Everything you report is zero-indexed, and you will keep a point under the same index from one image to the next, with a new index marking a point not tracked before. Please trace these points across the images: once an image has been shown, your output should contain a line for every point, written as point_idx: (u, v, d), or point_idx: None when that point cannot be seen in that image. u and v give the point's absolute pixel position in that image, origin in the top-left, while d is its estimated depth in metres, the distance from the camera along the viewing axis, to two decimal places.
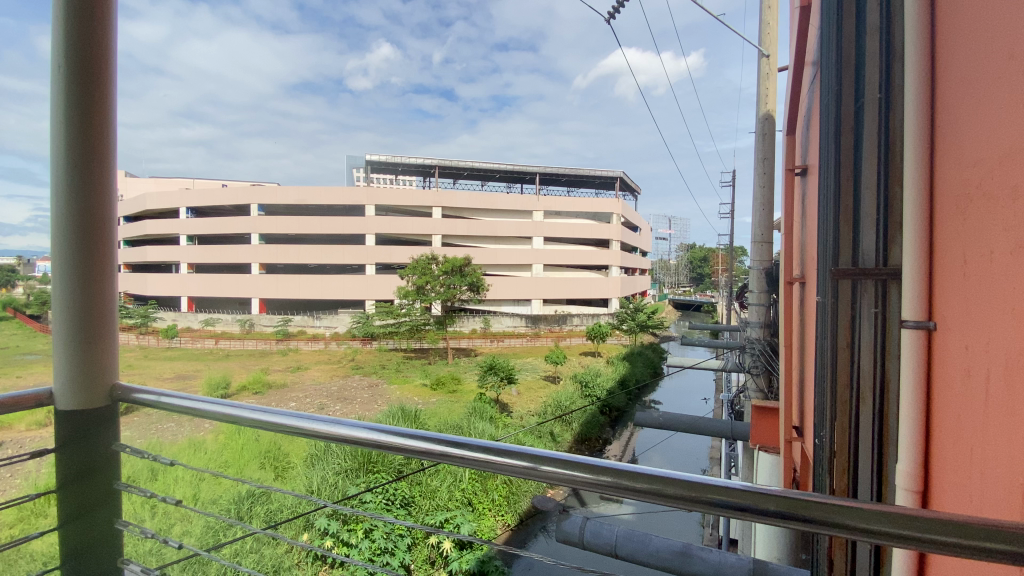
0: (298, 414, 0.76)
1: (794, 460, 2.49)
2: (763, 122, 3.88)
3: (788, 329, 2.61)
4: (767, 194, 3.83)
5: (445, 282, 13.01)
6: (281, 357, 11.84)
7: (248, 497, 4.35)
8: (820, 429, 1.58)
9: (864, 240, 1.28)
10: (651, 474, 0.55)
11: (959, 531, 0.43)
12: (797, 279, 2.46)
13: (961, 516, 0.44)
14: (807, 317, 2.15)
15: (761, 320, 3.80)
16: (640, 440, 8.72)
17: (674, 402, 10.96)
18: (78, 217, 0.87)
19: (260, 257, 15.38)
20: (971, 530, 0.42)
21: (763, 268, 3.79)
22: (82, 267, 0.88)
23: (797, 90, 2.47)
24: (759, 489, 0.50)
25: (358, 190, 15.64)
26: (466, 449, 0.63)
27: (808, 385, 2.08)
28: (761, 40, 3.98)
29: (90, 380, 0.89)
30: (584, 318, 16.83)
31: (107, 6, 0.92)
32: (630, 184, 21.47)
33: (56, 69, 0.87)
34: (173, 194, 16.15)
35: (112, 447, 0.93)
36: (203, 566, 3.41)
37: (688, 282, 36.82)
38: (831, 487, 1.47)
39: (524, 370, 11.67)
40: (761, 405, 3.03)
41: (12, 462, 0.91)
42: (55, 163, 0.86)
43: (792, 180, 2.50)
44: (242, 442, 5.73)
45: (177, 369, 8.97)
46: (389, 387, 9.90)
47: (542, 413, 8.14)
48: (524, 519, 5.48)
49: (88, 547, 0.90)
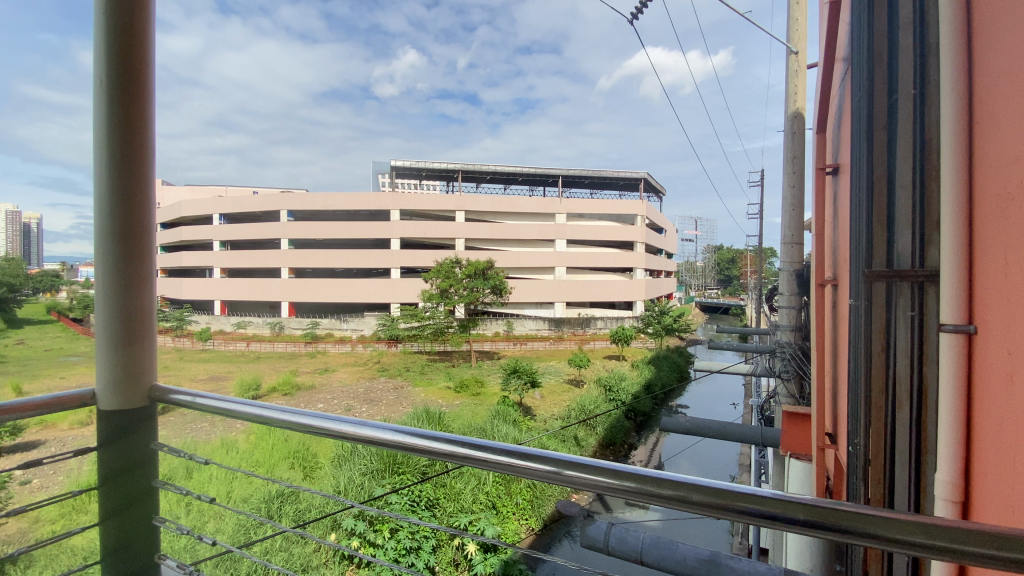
0: (324, 415, 0.78)
1: (827, 469, 2.39)
2: (792, 120, 3.78)
3: (820, 331, 2.53)
4: (797, 194, 3.74)
5: (468, 285, 13.09)
6: (310, 359, 12.15)
7: (278, 497, 4.46)
8: (854, 436, 1.52)
9: (900, 241, 1.24)
10: (674, 480, 0.54)
11: (992, 540, 0.41)
12: (828, 281, 2.38)
13: (990, 526, 0.42)
14: (839, 323, 2.09)
15: (791, 323, 3.73)
16: (667, 445, 8.58)
17: (702, 407, 10.77)
18: (118, 222, 0.91)
19: (289, 261, 15.81)
20: (993, 540, 0.41)
21: (793, 269, 3.70)
22: (124, 273, 0.92)
23: (827, 88, 2.39)
24: (790, 498, 0.49)
25: (383, 196, 15.91)
26: (491, 453, 0.64)
27: (841, 390, 2.01)
28: (790, 37, 3.88)
29: (130, 382, 0.93)
30: (607, 321, 16.72)
31: (147, 12, 0.97)
32: (654, 185, 21.15)
33: (97, 83, 0.91)
34: (207, 202, 16.74)
35: (151, 445, 0.97)
36: (235, 564, 3.50)
37: (715, 284, 36.18)
38: (867, 497, 1.41)
39: (546, 373, 11.61)
40: (792, 410, 2.94)
41: (57, 459, 0.95)
42: (97, 177, 0.91)
43: (824, 179, 2.42)
44: (272, 442, 5.89)
45: (211, 370, 9.32)
46: (414, 389, 10.03)
47: (566, 417, 8.08)
48: (548, 523, 5.47)
49: (127, 542, 0.94)
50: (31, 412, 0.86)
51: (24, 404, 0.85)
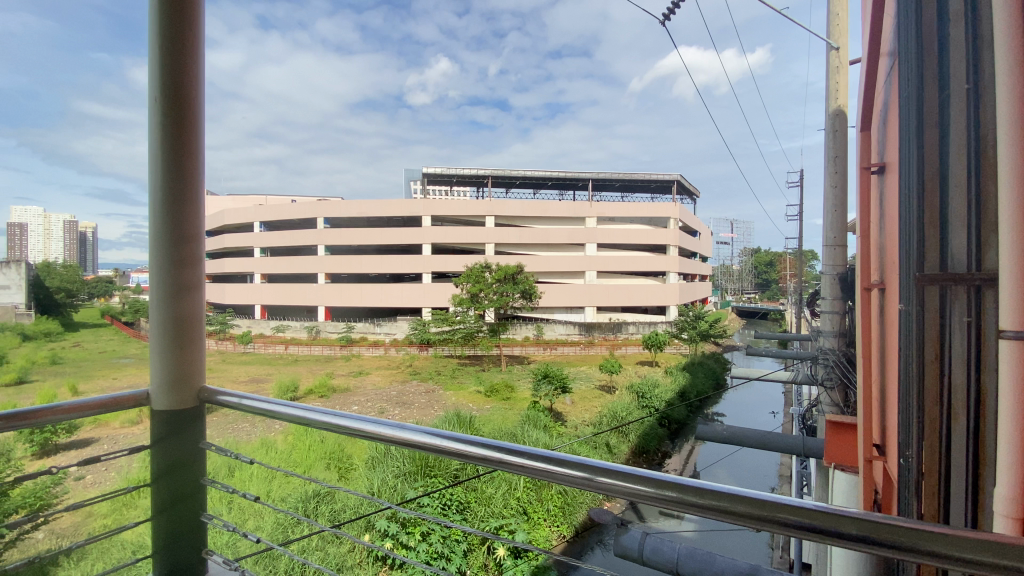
0: (363, 418, 0.80)
1: (874, 483, 2.27)
2: (833, 118, 3.64)
3: (866, 339, 2.40)
4: (840, 195, 3.59)
5: (497, 290, 13.10)
6: (345, 362, 12.45)
7: (314, 497, 4.57)
8: (905, 449, 1.43)
9: (954, 243, 1.19)
10: (718, 491, 0.53)
11: (1011, 553, 0.40)
12: (876, 285, 2.25)
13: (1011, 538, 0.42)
14: (888, 329, 1.98)
15: (834, 329, 3.59)
16: (702, 454, 8.33)
17: (740, 415, 10.41)
18: (170, 231, 0.98)
19: (325, 267, 16.26)
20: (1008, 550, 0.41)
21: (837, 272, 3.55)
22: (175, 280, 0.98)
23: (872, 85, 2.29)
24: (838, 512, 0.48)
25: (415, 202, 16.18)
26: (525, 457, 0.64)
27: (890, 399, 1.91)
28: (830, 32, 3.75)
29: (180, 384, 0.98)
30: (640, 326, 16.39)
31: (197, 25, 1.03)
32: (688, 188, 20.73)
33: (153, 100, 0.98)
34: (248, 211, 17.47)
35: (200, 445, 1.01)
36: (274, 562, 3.61)
37: (753, 289, 35.01)
38: (919, 512, 1.33)
39: (577, 379, 11.49)
40: (836, 419, 2.82)
41: (113, 457, 1.00)
42: (153, 189, 0.98)
43: (869, 178, 2.31)
44: (309, 443, 6.07)
45: (251, 372, 9.74)
46: (445, 393, 10.11)
47: (597, 424, 7.97)
48: (580, 531, 5.36)
49: (178, 537, 0.99)
50: (89, 412, 0.92)
51: (83, 404, 0.91)
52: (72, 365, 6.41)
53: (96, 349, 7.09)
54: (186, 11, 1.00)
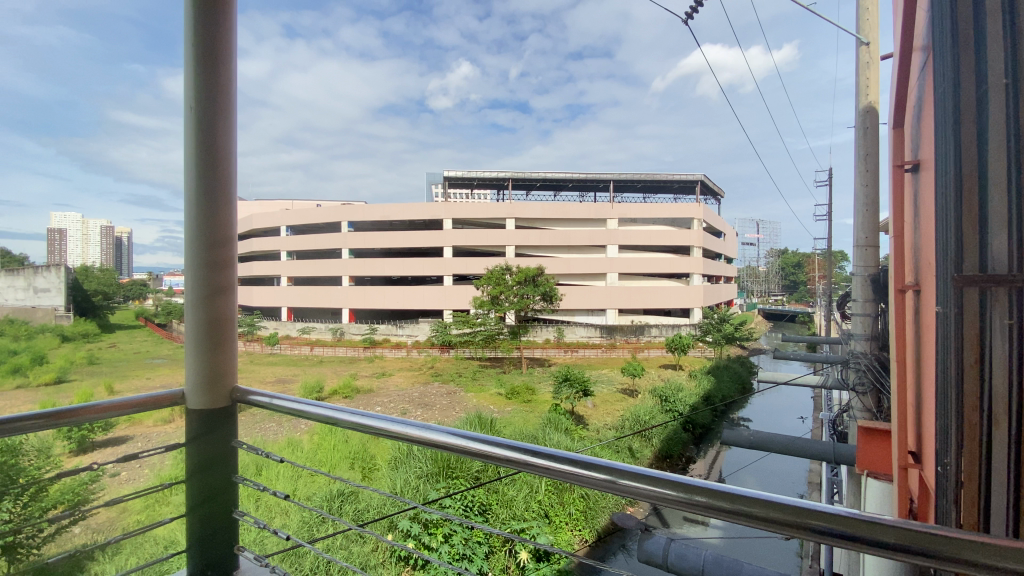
0: (389, 418, 0.81)
1: (909, 491, 2.19)
2: (864, 115, 3.55)
3: (899, 341, 2.32)
4: (871, 193, 3.49)
5: (518, 292, 13.09)
6: (368, 364, 12.63)
7: (339, 496, 4.66)
8: (943, 456, 1.38)
9: (995, 243, 1.15)
10: (746, 496, 0.53)
11: None
12: (910, 286, 2.18)
13: None
14: (924, 332, 1.91)
15: (866, 332, 3.44)
16: (728, 460, 8.17)
17: (767, 420, 10.17)
18: (204, 234, 1.02)
19: (349, 270, 16.55)
20: None
21: (868, 274, 3.46)
22: (209, 282, 1.02)
23: (905, 80, 2.22)
24: (872, 518, 0.47)
25: (437, 205, 16.35)
26: (552, 459, 0.64)
27: (926, 404, 1.84)
28: (860, 27, 3.66)
29: (213, 383, 1.01)
30: (663, 329, 16.15)
31: (229, 33, 1.06)
32: (712, 188, 20.40)
33: (188, 108, 1.02)
34: (275, 216, 17.92)
35: (232, 443, 1.05)
36: (300, 559, 3.69)
37: (780, 291, 34.18)
38: (959, 522, 1.28)
39: (599, 382, 11.42)
40: (868, 426, 2.74)
41: (152, 453, 1.04)
42: (188, 194, 1.02)
43: (902, 177, 2.23)
44: (333, 443, 6.18)
45: (278, 373, 10.00)
46: (467, 394, 10.17)
47: (619, 428, 7.89)
48: (602, 535, 5.30)
49: (211, 533, 1.03)
50: (124, 410, 0.96)
51: (122, 403, 0.95)
52: (109, 365, 6.69)
53: (132, 349, 7.41)
54: (220, 20, 1.04)
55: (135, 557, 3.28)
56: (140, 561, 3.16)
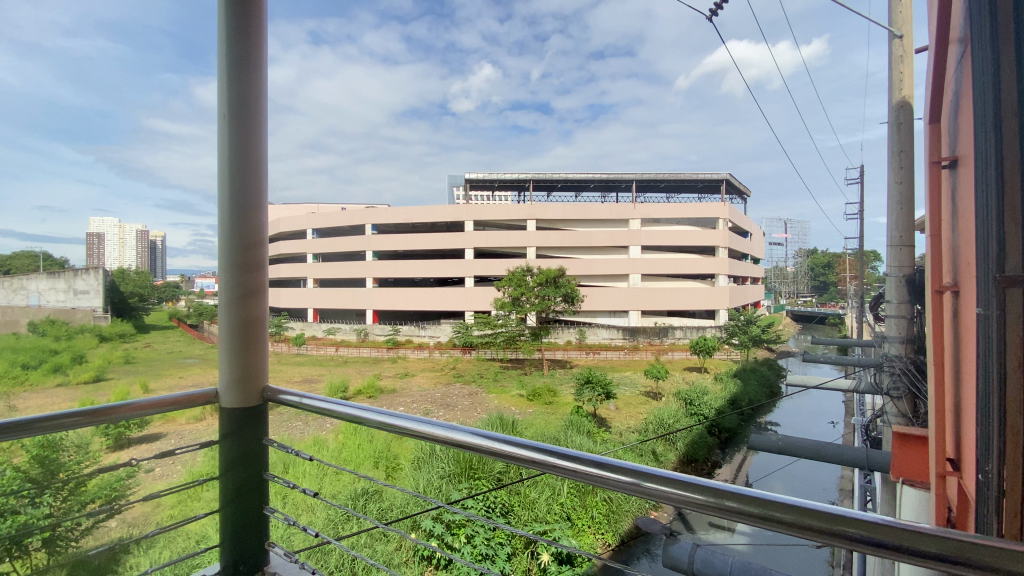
0: (415, 418, 0.82)
1: (947, 500, 2.10)
2: (898, 110, 3.43)
3: (938, 343, 2.22)
4: (906, 191, 3.38)
5: (539, 293, 13.05)
6: (392, 364, 12.78)
7: (364, 494, 4.73)
8: (984, 464, 1.32)
9: None
10: (778, 501, 0.52)
11: None
12: (947, 287, 2.09)
13: None
14: (963, 334, 1.83)
15: (901, 335, 3.34)
16: (755, 466, 7.98)
17: (795, 425, 9.90)
18: (237, 236, 1.06)
19: (372, 272, 16.80)
20: None
21: (903, 275, 3.34)
22: (242, 283, 1.06)
23: (942, 73, 2.13)
24: (909, 526, 0.46)
25: (459, 207, 16.47)
26: (579, 462, 0.64)
27: (966, 409, 1.77)
28: (893, 20, 3.53)
29: (246, 382, 1.04)
30: (687, 331, 15.89)
31: (260, 39, 1.09)
32: (739, 187, 19.96)
33: (221, 115, 1.06)
34: (301, 219, 18.35)
35: (263, 441, 1.08)
36: (326, 555, 3.77)
37: (809, 292, 33.25)
38: (1000, 533, 1.23)
39: (622, 385, 11.29)
40: (903, 432, 2.65)
41: (188, 448, 1.08)
42: (223, 198, 1.05)
43: (940, 173, 2.15)
44: (358, 443, 6.28)
45: (305, 373, 10.27)
46: (488, 395, 10.21)
47: (643, 431, 7.79)
48: (625, 540, 5.23)
49: (243, 527, 1.06)
50: (160, 408, 1.00)
51: (157, 401, 0.99)
52: (144, 364, 6.96)
53: (165, 349, 7.71)
54: (252, 29, 1.08)
55: (168, 550, 3.40)
56: (173, 556, 3.27)
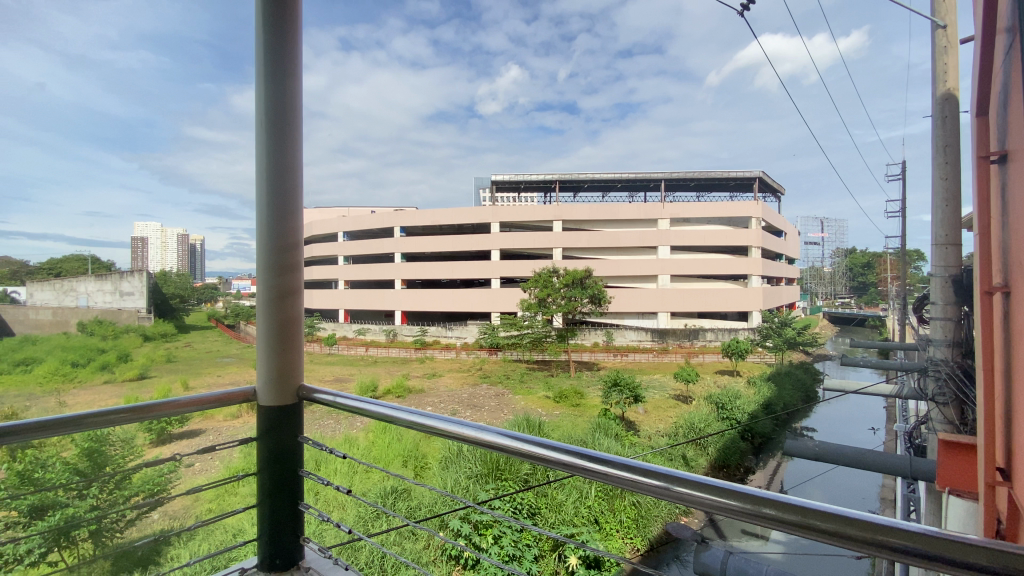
0: (446, 419, 0.84)
1: (997, 511, 1.99)
2: (943, 103, 3.29)
3: (987, 346, 2.11)
4: (951, 187, 3.24)
5: (566, 294, 12.97)
6: (419, 365, 12.96)
7: (393, 493, 4.82)
8: None
9: None
10: (815, 508, 0.51)
11: None
12: (998, 288, 1.98)
13: None
14: (1015, 337, 1.73)
15: (947, 338, 3.17)
16: (790, 472, 7.77)
17: (833, 431, 9.56)
18: (275, 239, 1.10)
19: (401, 273, 17.07)
20: None
21: (948, 275, 3.19)
22: (279, 285, 1.10)
23: (988, 63, 2.03)
24: (955, 537, 0.45)
25: (485, 209, 16.58)
26: (610, 466, 0.64)
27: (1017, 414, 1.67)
28: (936, 10, 3.40)
29: (282, 380, 1.08)
30: (718, 333, 15.53)
31: (295, 45, 1.13)
32: (773, 185, 19.38)
33: (259, 121, 1.11)
34: (332, 222, 18.81)
35: (298, 439, 1.11)
36: (356, 551, 3.86)
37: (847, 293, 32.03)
38: None
39: (650, 388, 11.13)
40: (949, 440, 2.53)
41: (229, 444, 1.13)
42: (261, 202, 1.10)
43: (988, 168, 2.05)
44: (388, 442, 6.39)
45: (336, 373, 10.54)
46: (515, 396, 10.24)
47: (672, 435, 7.66)
48: (655, 545, 5.15)
49: (280, 522, 1.10)
50: (201, 405, 1.04)
51: (198, 399, 1.03)
52: (185, 362, 7.26)
53: (204, 349, 8.05)
54: (287, 37, 1.12)
55: (206, 541, 3.54)
56: (211, 548, 3.41)
